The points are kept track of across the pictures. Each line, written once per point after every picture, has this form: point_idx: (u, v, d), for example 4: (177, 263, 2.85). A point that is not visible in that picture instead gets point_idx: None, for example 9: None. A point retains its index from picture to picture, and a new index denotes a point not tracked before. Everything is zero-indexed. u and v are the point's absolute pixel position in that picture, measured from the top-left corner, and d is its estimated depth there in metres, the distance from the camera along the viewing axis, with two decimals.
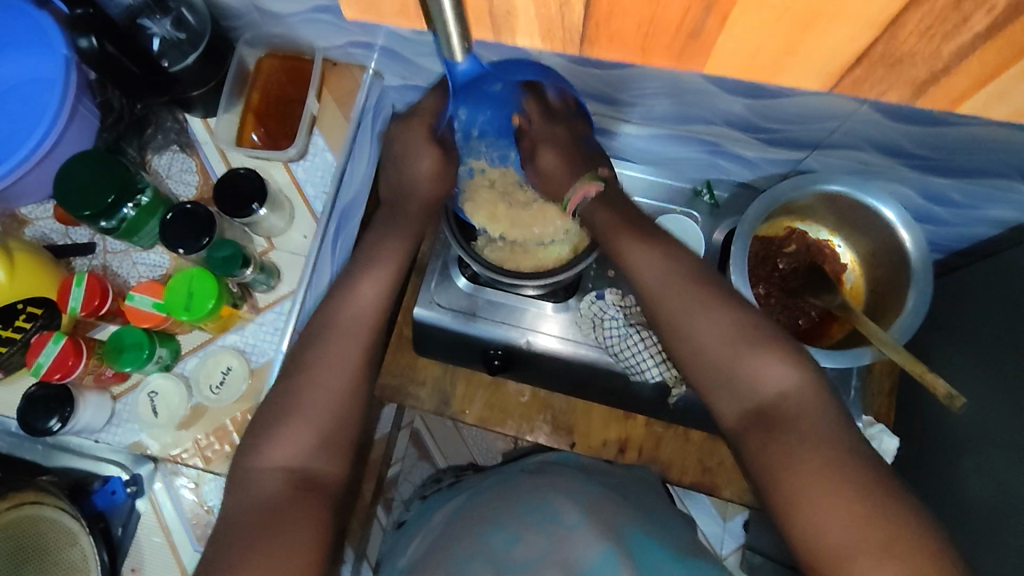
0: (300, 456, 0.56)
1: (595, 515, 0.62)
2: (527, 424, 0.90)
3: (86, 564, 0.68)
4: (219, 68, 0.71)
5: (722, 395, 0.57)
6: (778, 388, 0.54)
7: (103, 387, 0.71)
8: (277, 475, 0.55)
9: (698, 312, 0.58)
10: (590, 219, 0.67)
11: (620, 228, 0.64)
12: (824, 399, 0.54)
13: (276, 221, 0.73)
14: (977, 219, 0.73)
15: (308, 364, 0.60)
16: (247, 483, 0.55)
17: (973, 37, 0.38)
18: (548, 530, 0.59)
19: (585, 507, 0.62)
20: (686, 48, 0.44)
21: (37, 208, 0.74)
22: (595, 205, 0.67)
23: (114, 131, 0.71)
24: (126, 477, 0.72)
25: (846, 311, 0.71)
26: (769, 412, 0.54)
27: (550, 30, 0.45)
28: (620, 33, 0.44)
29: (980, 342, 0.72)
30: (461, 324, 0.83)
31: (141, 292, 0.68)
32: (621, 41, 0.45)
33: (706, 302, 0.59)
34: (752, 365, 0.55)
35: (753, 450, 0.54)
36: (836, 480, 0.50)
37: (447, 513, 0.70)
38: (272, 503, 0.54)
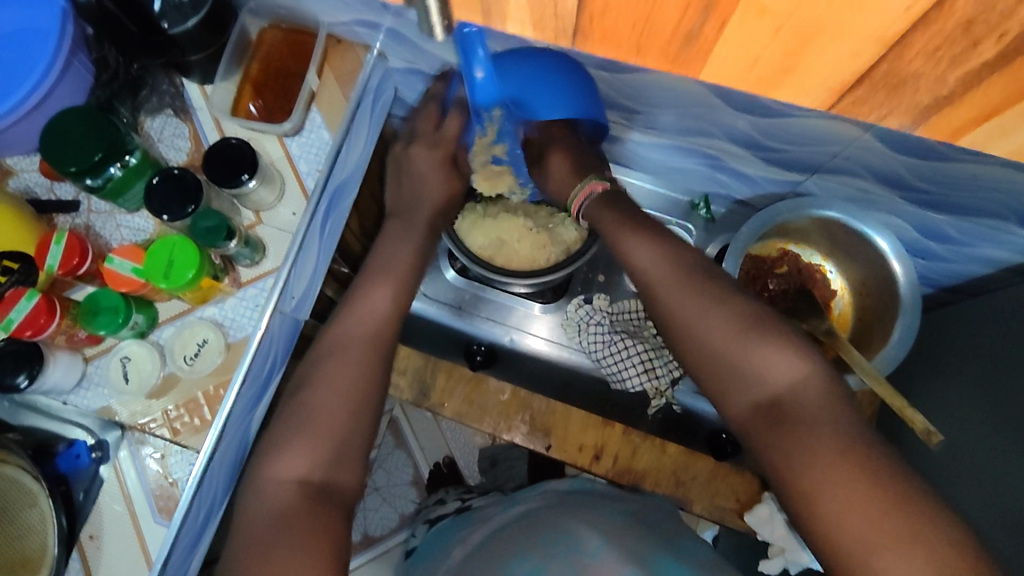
0: (299, 460, 0.56)
1: (617, 541, 0.64)
2: (505, 423, 0.86)
3: (44, 526, 0.67)
4: (219, 34, 0.69)
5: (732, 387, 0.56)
6: (788, 382, 0.54)
7: (76, 348, 0.70)
8: (290, 487, 0.55)
9: (700, 304, 0.59)
10: (596, 217, 0.70)
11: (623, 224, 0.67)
12: (828, 394, 0.53)
13: (265, 195, 0.71)
14: (969, 258, 0.73)
15: (316, 360, 0.62)
16: (261, 492, 0.55)
17: (981, 63, 0.33)
18: (571, 558, 0.61)
19: (607, 534, 0.65)
20: (682, 52, 0.36)
21: (23, 160, 0.73)
22: (599, 202, 0.70)
23: (108, 89, 0.69)
24: (91, 441, 0.69)
25: (830, 337, 0.70)
26: (779, 403, 0.54)
27: (540, 19, 0.37)
28: (615, 30, 0.36)
29: (962, 381, 0.72)
30: (448, 315, 0.90)
31: (121, 256, 0.67)
32: (615, 41, 0.37)
33: (706, 295, 0.59)
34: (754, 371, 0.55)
35: (765, 445, 0.54)
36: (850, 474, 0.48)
37: (467, 548, 0.72)
38: (290, 512, 0.53)
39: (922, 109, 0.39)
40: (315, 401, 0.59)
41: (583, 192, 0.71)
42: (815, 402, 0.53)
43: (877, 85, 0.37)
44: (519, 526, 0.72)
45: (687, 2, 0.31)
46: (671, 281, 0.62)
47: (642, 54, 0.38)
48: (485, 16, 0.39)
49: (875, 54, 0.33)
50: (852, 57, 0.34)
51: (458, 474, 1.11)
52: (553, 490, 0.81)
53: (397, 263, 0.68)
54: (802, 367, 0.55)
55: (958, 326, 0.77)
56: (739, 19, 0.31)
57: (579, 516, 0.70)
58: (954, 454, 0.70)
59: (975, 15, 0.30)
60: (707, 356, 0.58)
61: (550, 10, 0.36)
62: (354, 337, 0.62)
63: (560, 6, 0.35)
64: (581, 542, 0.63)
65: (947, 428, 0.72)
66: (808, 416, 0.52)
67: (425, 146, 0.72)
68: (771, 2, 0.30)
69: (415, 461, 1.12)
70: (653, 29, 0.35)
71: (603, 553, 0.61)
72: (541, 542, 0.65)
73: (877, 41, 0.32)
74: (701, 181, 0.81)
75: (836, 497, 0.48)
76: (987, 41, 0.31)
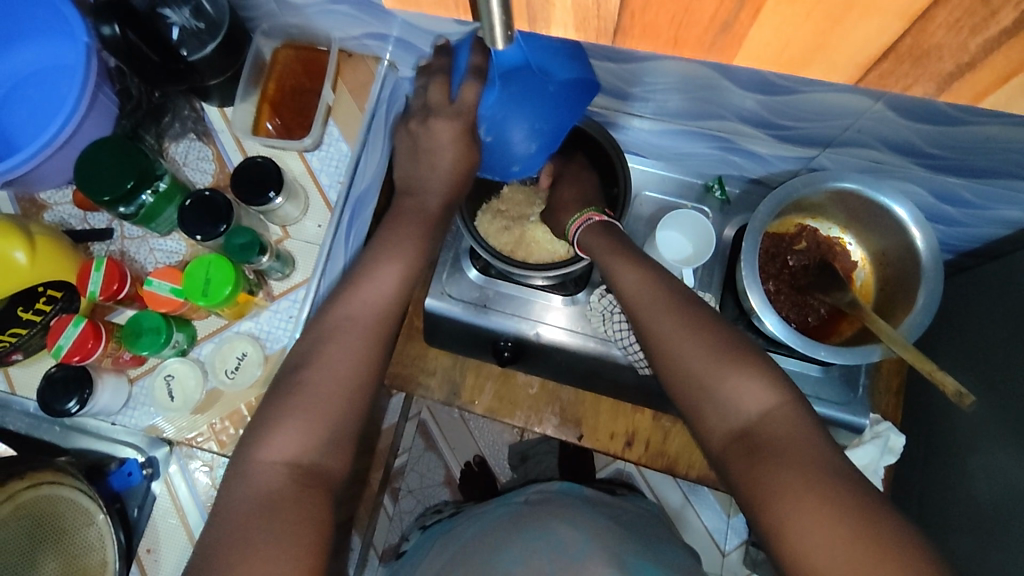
0: (342, 468, 0.58)
1: (598, 541, 0.74)
2: (536, 416, 0.89)
3: (102, 543, 0.70)
4: (237, 57, 0.72)
5: (715, 420, 0.55)
6: (764, 415, 0.54)
7: (121, 369, 0.72)
8: (280, 470, 0.55)
9: (686, 331, 0.58)
10: (589, 245, 0.70)
11: (615, 252, 0.67)
12: (811, 427, 0.53)
13: (291, 210, 0.73)
14: (988, 220, 0.73)
15: (329, 356, 0.59)
16: (248, 480, 0.54)
17: (1001, 32, 0.30)
18: (550, 557, 0.71)
19: (588, 534, 0.75)
20: (716, 44, 0.32)
21: (56, 194, 0.76)
22: (594, 230, 0.70)
23: (132, 118, 0.73)
24: (141, 459, 0.73)
25: (855, 309, 0.71)
26: (755, 434, 0.53)
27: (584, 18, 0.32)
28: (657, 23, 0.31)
29: (987, 345, 0.73)
30: (471, 315, 0.82)
31: (160, 278, 0.69)
32: (656, 33, 0.32)
33: (693, 325, 0.59)
34: (727, 394, 0.55)
35: (738, 471, 0.53)
36: (835, 516, 0.47)
37: (456, 543, 0.80)
38: (277, 496, 0.53)
39: (943, 81, 0.34)
40: (310, 384, 0.58)
41: (580, 220, 0.72)
42: (786, 427, 0.53)
43: (899, 60, 0.32)
44: (501, 522, 0.81)
45: None
46: (647, 301, 0.62)
47: (678, 55, 0.33)
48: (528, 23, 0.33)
49: (895, 32, 0.30)
50: (878, 36, 0.30)
51: (489, 472, 1.13)
52: (541, 489, 0.90)
53: (416, 242, 0.66)
54: (786, 406, 0.54)
55: (981, 289, 0.78)
56: (774, 5, 0.28)
57: (561, 516, 0.79)
58: (992, 421, 0.69)
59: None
60: (679, 374, 0.57)
61: (591, 9, 0.31)
62: (365, 312, 0.62)
63: (601, 9, 0.31)
64: (564, 543, 0.73)
65: (982, 389, 0.72)
66: (796, 453, 0.51)
67: (445, 118, 0.63)
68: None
69: (446, 461, 1.14)
70: (696, 18, 0.30)
71: (584, 555, 0.71)
72: (520, 539, 0.75)
73: (899, 16, 0.29)
74: (713, 163, 0.82)
75: (818, 544, 0.46)
76: (1004, 9, 0.28)
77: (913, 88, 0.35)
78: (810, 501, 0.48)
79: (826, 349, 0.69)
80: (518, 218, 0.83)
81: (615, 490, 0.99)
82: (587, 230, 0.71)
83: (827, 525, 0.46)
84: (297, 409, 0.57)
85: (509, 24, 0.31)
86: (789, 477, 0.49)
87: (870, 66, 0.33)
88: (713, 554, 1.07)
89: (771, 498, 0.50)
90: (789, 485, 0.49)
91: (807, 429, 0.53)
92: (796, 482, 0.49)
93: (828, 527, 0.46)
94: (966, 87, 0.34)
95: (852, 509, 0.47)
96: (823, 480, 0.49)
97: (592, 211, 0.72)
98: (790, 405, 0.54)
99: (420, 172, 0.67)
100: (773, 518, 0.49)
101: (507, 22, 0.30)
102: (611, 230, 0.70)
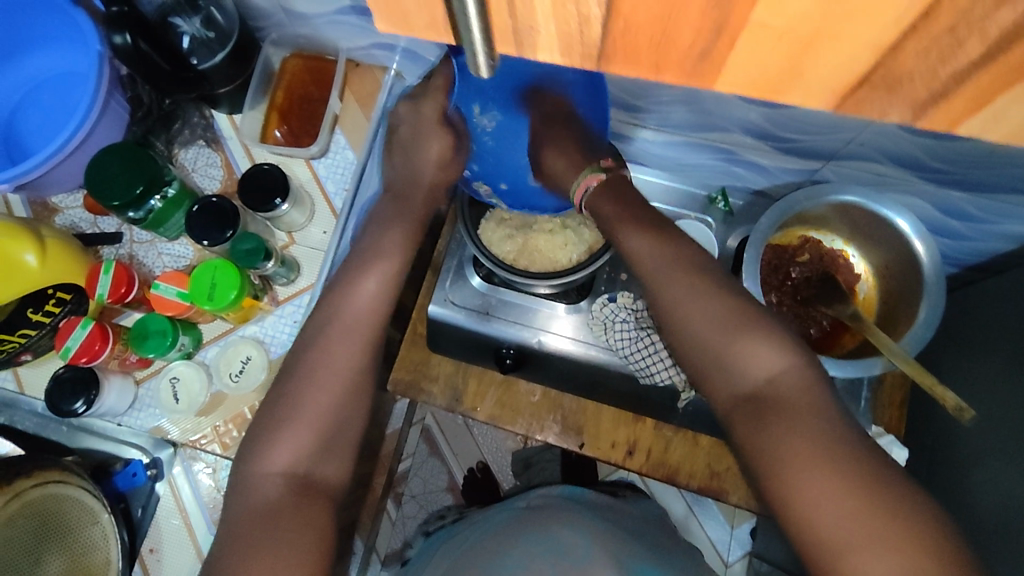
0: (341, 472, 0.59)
1: (599, 543, 0.75)
2: (537, 424, 0.89)
3: (106, 542, 0.71)
4: (246, 65, 0.74)
5: (721, 390, 0.54)
6: (771, 380, 0.52)
7: (127, 371, 0.73)
8: (277, 481, 0.55)
9: (697, 297, 0.57)
10: (594, 210, 0.64)
11: (624, 217, 0.62)
12: (817, 389, 0.52)
13: (297, 216, 0.74)
14: (992, 234, 0.73)
15: (330, 365, 0.60)
16: (247, 489, 0.55)
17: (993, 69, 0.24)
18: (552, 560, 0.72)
19: (590, 538, 0.75)
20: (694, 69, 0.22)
21: (68, 198, 0.77)
22: (598, 196, 0.64)
23: (143, 125, 0.74)
24: (146, 460, 0.74)
25: (857, 321, 0.71)
26: (764, 398, 0.52)
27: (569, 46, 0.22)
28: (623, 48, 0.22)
29: (991, 360, 0.72)
30: (473, 322, 0.83)
31: (166, 281, 0.70)
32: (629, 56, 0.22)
33: (704, 289, 0.57)
34: (740, 373, 0.53)
35: (746, 439, 0.52)
36: (845, 488, 0.46)
37: (460, 545, 0.81)
38: (276, 504, 0.54)
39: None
40: (309, 391, 0.59)
41: (580, 186, 0.64)
42: (794, 394, 0.51)
43: (875, 88, 0.21)
44: (506, 523, 0.81)
45: (697, 19, 0.20)
46: (659, 267, 0.59)
47: (656, 84, 0.23)
48: (512, 53, 0.23)
49: (871, 62, 0.20)
50: (849, 65, 0.20)
51: (492, 478, 1.14)
52: (544, 494, 0.90)
53: None
54: (787, 369, 0.53)
55: (984, 303, 0.77)
56: (749, 37, 0.20)
57: (562, 520, 0.79)
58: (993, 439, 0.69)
59: (959, 18, 0.18)
60: (688, 345, 0.56)
61: (569, 35, 0.21)
62: (366, 319, 0.63)
63: (583, 36, 0.21)
64: (566, 546, 0.74)
65: (985, 406, 0.71)
66: (803, 414, 0.50)
67: None
68: (775, 17, 0.19)
69: (449, 467, 1.15)
70: (667, 43, 0.21)
71: (587, 560, 0.72)
72: (523, 541, 0.76)
73: (873, 44, 0.19)
74: (716, 174, 0.82)
75: (828, 513, 0.46)
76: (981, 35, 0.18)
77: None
78: (819, 475, 0.47)
79: (828, 360, 0.69)
80: (522, 225, 0.81)
81: (619, 493, 1.00)
82: (591, 197, 0.64)
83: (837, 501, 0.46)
84: (297, 417, 0.58)
85: (492, 52, 0.23)
86: (800, 445, 0.49)
87: (847, 100, 0.21)
88: (715, 565, 1.07)
89: (777, 468, 0.49)
90: (801, 456, 0.48)
91: (817, 397, 0.51)
92: (807, 449, 0.48)
93: (837, 496, 0.46)
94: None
95: (861, 484, 0.46)
96: (833, 450, 0.48)
97: (590, 170, 0.64)
98: (801, 370, 0.53)
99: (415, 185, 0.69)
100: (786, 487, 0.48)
101: (490, 50, 0.23)
102: (616, 191, 0.64)
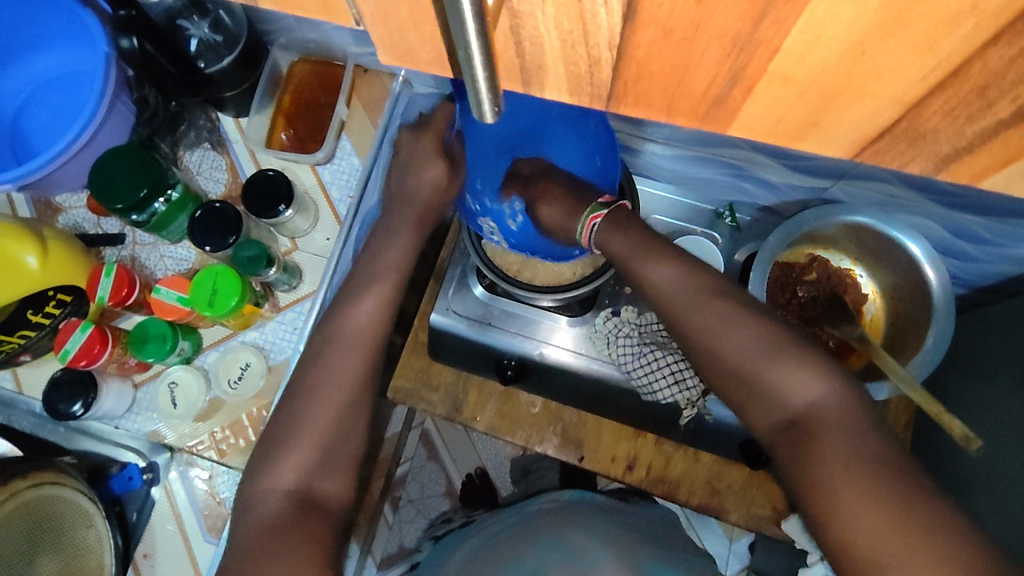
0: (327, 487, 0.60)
1: (614, 548, 0.74)
2: (537, 436, 0.88)
3: (100, 546, 0.71)
4: (254, 69, 0.73)
5: (756, 409, 0.56)
6: (811, 405, 0.54)
7: (126, 374, 0.73)
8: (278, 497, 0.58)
9: (733, 323, 0.58)
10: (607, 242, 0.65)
11: (641, 245, 0.63)
12: (852, 413, 0.53)
13: (301, 222, 0.74)
14: (1002, 257, 0.72)
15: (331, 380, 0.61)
16: (253, 504, 0.58)
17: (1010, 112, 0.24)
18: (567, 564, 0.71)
19: (603, 542, 0.75)
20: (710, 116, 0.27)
21: (71, 198, 0.77)
22: (606, 229, 0.65)
23: (148, 126, 0.74)
24: (142, 464, 0.73)
25: (864, 344, 0.70)
26: (801, 422, 0.54)
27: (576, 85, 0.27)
28: (648, 92, 0.26)
29: (997, 385, 0.71)
30: (475, 332, 0.82)
31: (167, 285, 0.69)
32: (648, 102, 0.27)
33: (738, 314, 0.58)
34: (774, 393, 0.55)
35: (787, 460, 0.54)
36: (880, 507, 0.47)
37: (466, 552, 0.80)
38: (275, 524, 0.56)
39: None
40: (313, 409, 0.61)
41: (586, 229, 0.67)
42: (824, 413, 0.53)
43: (894, 140, 0.26)
44: (517, 531, 0.81)
45: (716, 69, 0.24)
46: (689, 292, 0.60)
47: (670, 124, 0.28)
48: (518, 88, 0.28)
49: (890, 117, 0.25)
50: (871, 119, 0.25)
51: (491, 484, 1.13)
52: (555, 499, 0.89)
53: None
54: (825, 394, 0.54)
55: (992, 326, 0.76)
56: (766, 84, 0.24)
57: (575, 525, 0.79)
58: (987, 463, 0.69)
59: (988, 80, 0.22)
60: (718, 363, 0.58)
61: (582, 76, 0.26)
62: (365, 330, 0.64)
63: (593, 76, 0.26)
64: (580, 551, 0.72)
65: (984, 432, 0.71)
66: (838, 439, 0.51)
67: None
68: (798, 71, 0.23)
69: (448, 473, 1.14)
70: (686, 87, 0.25)
71: (599, 562, 0.70)
72: (535, 547, 0.75)
73: (893, 100, 0.24)
74: (724, 191, 0.81)
75: (861, 530, 0.47)
76: (1002, 100, 0.23)
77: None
78: (854, 489, 0.48)
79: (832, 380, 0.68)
80: None
81: (628, 497, 0.98)
82: (600, 232, 0.65)
83: (869, 519, 0.47)
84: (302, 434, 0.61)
85: (499, 99, 0.25)
86: (835, 467, 0.50)
87: (870, 144, 0.26)
88: None
89: (815, 485, 0.51)
90: (832, 471, 0.50)
91: (854, 415, 0.53)
92: (844, 472, 0.49)
93: (870, 516, 0.47)
94: (960, 174, 0.27)
95: (897, 505, 0.47)
96: (865, 466, 0.49)
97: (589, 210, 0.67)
98: (832, 390, 0.54)
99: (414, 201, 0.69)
100: (822, 506, 0.50)
101: (495, 94, 0.25)
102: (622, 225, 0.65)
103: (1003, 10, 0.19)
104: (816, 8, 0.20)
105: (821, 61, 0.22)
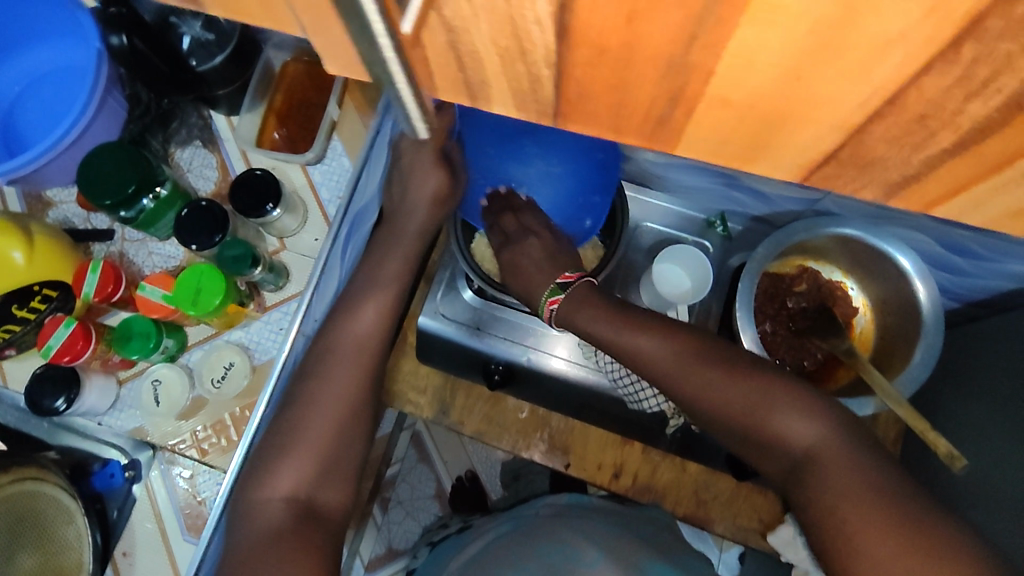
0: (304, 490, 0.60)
1: (612, 552, 0.75)
2: (524, 441, 0.88)
3: (80, 543, 0.70)
4: (245, 69, 0.74)
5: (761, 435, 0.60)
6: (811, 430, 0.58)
7: (110, 371, 0.73)
8: (277, 507, 0.59)
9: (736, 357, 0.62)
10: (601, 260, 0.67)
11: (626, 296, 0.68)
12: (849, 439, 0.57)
13: (289, 222, 0.74)
14: (996, 272, 0.71)
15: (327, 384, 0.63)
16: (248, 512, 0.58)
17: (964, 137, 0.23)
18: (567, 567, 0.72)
19: (603, 546, 0.76)
20: (660, 131, 0.28)
21: (61, 192, 0.77)
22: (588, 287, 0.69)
23: (140, 123, 0.74)
24: (124, 461, 0.73)
25: (852, 358, 0.70)
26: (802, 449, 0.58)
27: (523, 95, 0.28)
28: (592, 105, 0.28)
29: (984, 401, 0.71)
30: (464, 336, 0.81)
31: (152, 283, 0.69)
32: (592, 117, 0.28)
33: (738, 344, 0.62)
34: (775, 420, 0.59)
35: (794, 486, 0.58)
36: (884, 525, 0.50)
37: (463, 560, 0.79)
38: (276, 532, 0.57)
39: (889, 191, 0.29)
40: (300, 413, 0.62)
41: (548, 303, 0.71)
42: (836, 446, 0.57)
43: (841, 165, 0.28)
44: (516, 535, 0.80)
45: (657, 91, 0.25)
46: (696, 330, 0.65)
47: (618, 141, 0.30)
48: (467, 101, 0.29)
49: (835, 142, 0.26)
50: (815, 142, 0.26)
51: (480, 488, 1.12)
52: (553, 505, 0.88)
53: None
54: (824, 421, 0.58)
55: (984, 341, 0.75)
56: (707, 107, 0.26)
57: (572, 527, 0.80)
58: (968, 478, 0.69)
59: (927, 110, 0.23)
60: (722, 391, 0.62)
61: (526, 93, 0.28)
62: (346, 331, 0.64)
63: (537, 91, 0.27)
64: (578, 552, 0.75)
65: (968, 448, 0.71)
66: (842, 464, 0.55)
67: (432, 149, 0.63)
68: (735, 93, 0.24)
69: (438, 475, 1.14)
70: (631, 106, 0.27)
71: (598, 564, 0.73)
72: (536, 552, 0.76)
73: (834, 126, 0.25)
74: (716, 200, 0.80)
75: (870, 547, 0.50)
76: (944, 130, 0.24)
77: (861, 192, 0.29)
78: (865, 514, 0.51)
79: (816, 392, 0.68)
80: None
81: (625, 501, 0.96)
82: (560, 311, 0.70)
83: (880, 539, 0.50)
84: (299, 441, 0.62)
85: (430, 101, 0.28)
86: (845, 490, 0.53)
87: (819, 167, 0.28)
88: None
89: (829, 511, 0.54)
90: (847, 498, 0.53)
91: (855, 444, 0.57)
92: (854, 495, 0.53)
93: (880, 533, 0.50)
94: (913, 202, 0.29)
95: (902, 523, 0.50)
96: (876, 490, 0.53)
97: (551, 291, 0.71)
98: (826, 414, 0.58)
99: (406, 206, 0.67)
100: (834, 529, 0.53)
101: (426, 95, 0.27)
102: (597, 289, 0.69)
103: (932, 40, 0.21)
104: (744, 36, 0.22)
105: (760, 84, 0.24)
